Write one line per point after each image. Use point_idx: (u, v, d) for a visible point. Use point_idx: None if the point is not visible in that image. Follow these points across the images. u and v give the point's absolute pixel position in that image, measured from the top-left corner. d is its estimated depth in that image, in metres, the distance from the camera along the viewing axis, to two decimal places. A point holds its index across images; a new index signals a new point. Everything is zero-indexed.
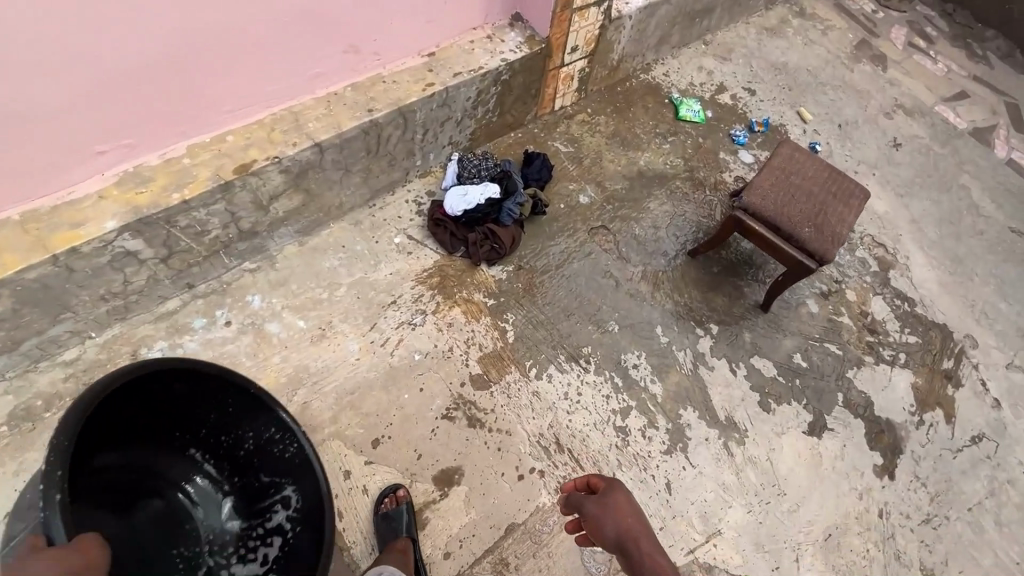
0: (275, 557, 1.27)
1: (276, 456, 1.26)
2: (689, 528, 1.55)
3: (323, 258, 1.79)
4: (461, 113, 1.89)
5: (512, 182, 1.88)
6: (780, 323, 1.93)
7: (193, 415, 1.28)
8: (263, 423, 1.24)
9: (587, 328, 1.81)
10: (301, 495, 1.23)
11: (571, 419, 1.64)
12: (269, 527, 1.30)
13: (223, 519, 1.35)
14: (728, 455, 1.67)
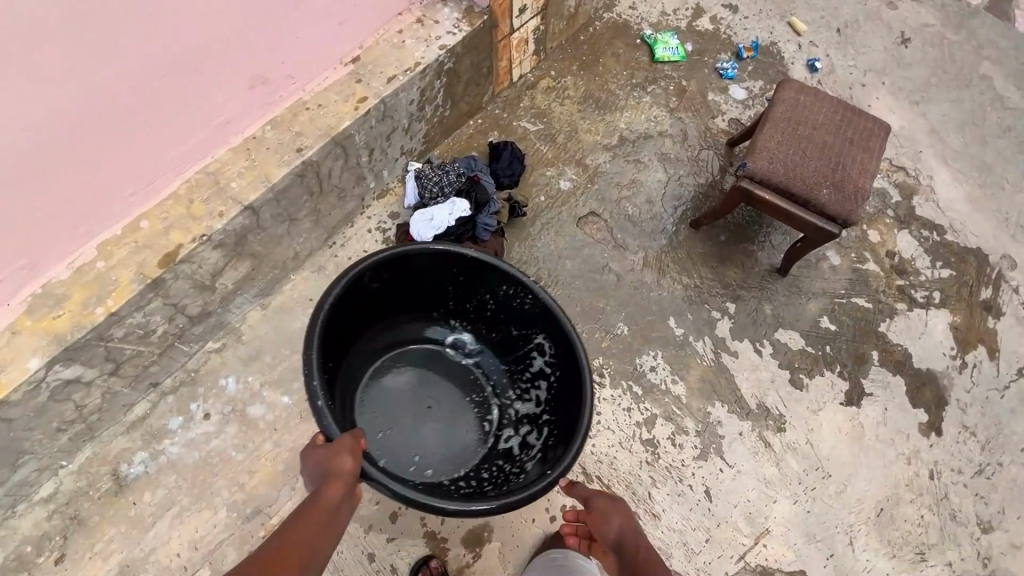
0: (545, 394, 1.50)
1: (518, 308, 1.48)
2: (736, 534, 1.47)
3: (293, 318, 1.61)
4: (406, 119, 1.61)
5: (484, 189, 1.64)
6: (801, 285, 1.75)
7: (435, 291, 1.54)
8: (493, 284, 1.47)
9: (595, 337, 1.65)
10: (549, 338, 1.45)
11: (595, 444, 1.53)
12: (530, 368, 1.55)
13: (487, 371, 1.62)
14: (766, 446, 1.56)
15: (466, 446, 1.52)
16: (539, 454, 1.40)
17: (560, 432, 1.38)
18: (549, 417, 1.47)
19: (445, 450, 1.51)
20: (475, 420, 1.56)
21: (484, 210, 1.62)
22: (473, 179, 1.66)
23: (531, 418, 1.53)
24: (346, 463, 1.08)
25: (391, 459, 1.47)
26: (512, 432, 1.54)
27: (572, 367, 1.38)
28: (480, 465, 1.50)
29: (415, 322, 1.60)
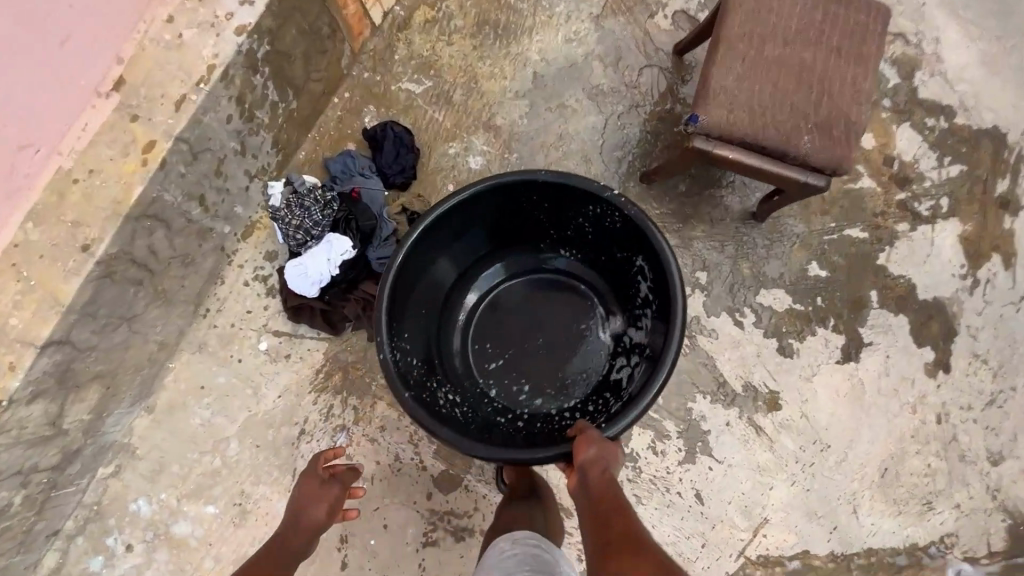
0: (650, 321, 1.30)
1: (613, 228, 1.30)
2: (733, 531, 1.37)
3: (188, 416, 1.33)
4: (232, 138, 1.17)
5: (368, 209, 1.26)
6: (783, 228, 1.44)
7: (526, 224, 1.39)
8: (578, 206, 1.30)
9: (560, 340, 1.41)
10: (648, 257, 1.25)
11: None
12: (633, 290, 1.35)
13: (599, 298, 1.44)
14: (757, 431, 1.39)
15: (576, 377, 1.40)
16: (631, 393, 1.23)
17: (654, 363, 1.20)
18: (649, 349, 1.27)
19: (548, 383, 1.41)
20: (585, 350, 1.42)
21: (375, 236, 1.25)
22: (351, 198, 1.28)
23: (641, 347, 1.32)
24: (322, 514, 1.04)
25: (505, 392, 1.41)
26: (624, 361, 1.36)
27: (667, 284, 1.19)
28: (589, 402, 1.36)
29: (520, 256, 1.46)
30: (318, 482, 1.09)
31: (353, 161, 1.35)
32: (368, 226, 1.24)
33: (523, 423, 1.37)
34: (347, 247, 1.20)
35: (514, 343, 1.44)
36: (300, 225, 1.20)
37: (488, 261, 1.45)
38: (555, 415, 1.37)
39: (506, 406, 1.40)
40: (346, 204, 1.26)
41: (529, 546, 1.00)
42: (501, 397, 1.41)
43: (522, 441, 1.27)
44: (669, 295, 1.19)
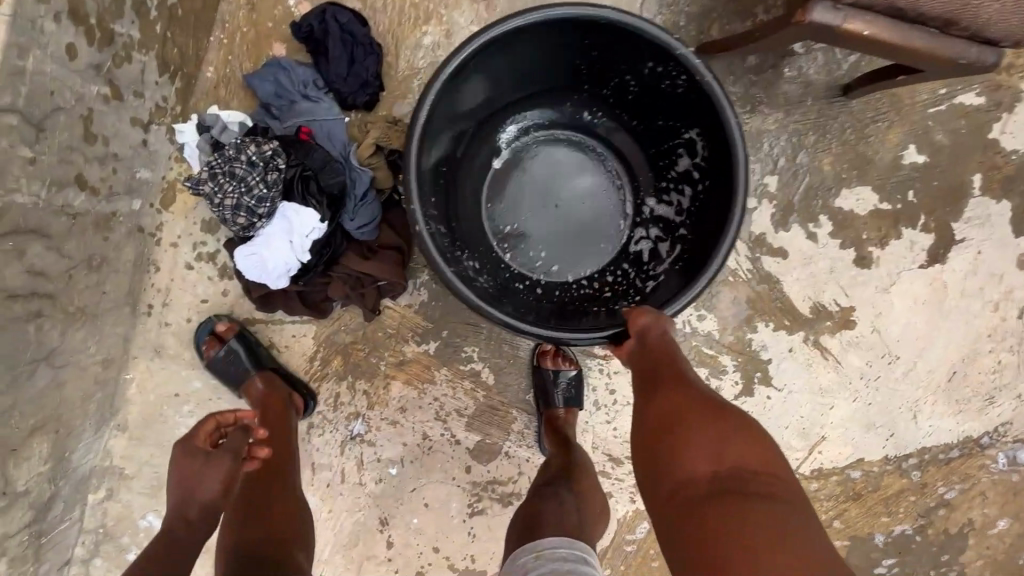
0: (690, 194, 1.00)
1: (669, 94, 0.93)
2: (788, 451, 1.30)
3: (171, 429, 1.12)
4: (91, 80, 0.74)
5: (329, 156, 0.88)
6: (874, 104, 1.11)
7: (554, 73, 0.98)
8: (637, 57, 0.90)
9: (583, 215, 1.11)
10: (699, 120, 0.91)
11: (617, 427, 1.22)
12: (670, 151, 1.02)
13: (621, 165, 1.12)
14: (822, 353, 1.23)
15: (592, 244, 1.11)
16: (666, 282, 0.99)
17: (700, 250, 0.94)
18: (687, 231, 1.01)
19: (561, 250, 1.11)
20: (605, 219, 1.12)
21: (347, 194, 0.89)
22: (300, 141, 0.88)
23: (670, 229, 1.05)
24: (217, 491, 0.76)
25: (521, 259, 1.10)
26: (644, 232, 1.10)
27: (724, 163, 0.88)
28: (609, 278, 1.09)
29: (541, 110, 1.07)
30: (200, 458, 0.78)
31: (289, 81, 0.93)
32: (335, 184, 0.87)
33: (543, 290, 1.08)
34: (314, 222, 0.85)
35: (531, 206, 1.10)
36: (238, 200, 0.82)
37: (509, 114, 1.05)
38: (575, 286, 1.10)
39: (518, 271, 1.09)
40: (296, 152, 0.87)
41: (559, 562, 0.83)
42: (515, 261, 1.10)
43: (547, 313, 1.01)
44: (726, 169, 0.88)
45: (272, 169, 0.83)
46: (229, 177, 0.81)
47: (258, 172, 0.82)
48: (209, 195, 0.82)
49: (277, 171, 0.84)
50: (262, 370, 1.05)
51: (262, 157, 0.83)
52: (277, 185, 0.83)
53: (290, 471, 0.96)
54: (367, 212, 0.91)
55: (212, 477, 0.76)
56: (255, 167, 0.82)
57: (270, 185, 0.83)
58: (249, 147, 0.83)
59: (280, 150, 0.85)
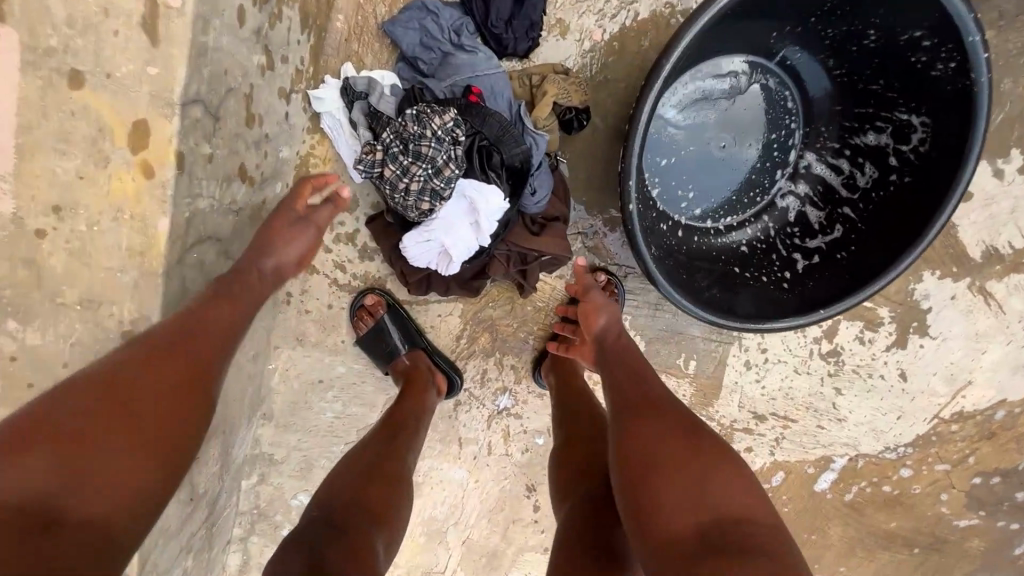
0: (873, 175, 0.89)
1: (919, 70, 0.79)
2: (931, 396, 1.26)
3: (316, 414, 1.08)
4: (252, 50, 0.70)
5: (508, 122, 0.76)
6: None
7: (783, 15, 0.84)
8: (909, 17, 0.76)
9: (744, 169, 0.97)
10: (940, 109, 0.79)
11: (765, 385, 1.18)
12: (866, 119, 0.89)
13: (803, 111, 0.95)
14: (986, 298, 1.16)
15: (736, 198, 0.98)
16: (818, 264, 0.91)
17: (869, 244, 0.86)
18: (850, 213, 0.91)
19: (706, 195, 0.97)
20: (758, 167, 0.97)
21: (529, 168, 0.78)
22: (475, 105, 0.76)
23: (829, 199, 0.94)
24: (292, 258, 0.77)
25: (667, 196, 0.95)
26: (793, 188, 0.97)
27: (946, 173, 0.79)
28: (751, 235, 0.98)
29: (742, 46, 0.89)
30: (291, 218, 0.78)
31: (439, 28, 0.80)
32: (519, 158, 0.77)
33: (684, 234, 0.95)
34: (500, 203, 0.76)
35: (692, 141, 0.94)
36: (423, 182, 0.73)
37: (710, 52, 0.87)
38: (715, 236, 0.98)
39: (664, 210, 0.94)
40: (474, 119, 0.75)
41: None
42: (661, 197, 0.95)
43: (690, 272, 0.91)
44: (942, 175, 0.79)
45: (456, 144, 0.74)
46: (413, 160, 0.72)
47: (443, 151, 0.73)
48: (392, 182, 0.74)
49: (460, 146, 0.74)
50: (413, 347, 1.00)
51: (443, 131, 0.73)
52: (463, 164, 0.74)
53: (414, 438, 0.87)
54: (541, 175, 0.84)
55: (296, 244, 0.78)
56: (438, 142, 0.72)
57: (457, 164, 0.73)
58: (428, 121, 0.72)
59: (459, 121, 0.74)
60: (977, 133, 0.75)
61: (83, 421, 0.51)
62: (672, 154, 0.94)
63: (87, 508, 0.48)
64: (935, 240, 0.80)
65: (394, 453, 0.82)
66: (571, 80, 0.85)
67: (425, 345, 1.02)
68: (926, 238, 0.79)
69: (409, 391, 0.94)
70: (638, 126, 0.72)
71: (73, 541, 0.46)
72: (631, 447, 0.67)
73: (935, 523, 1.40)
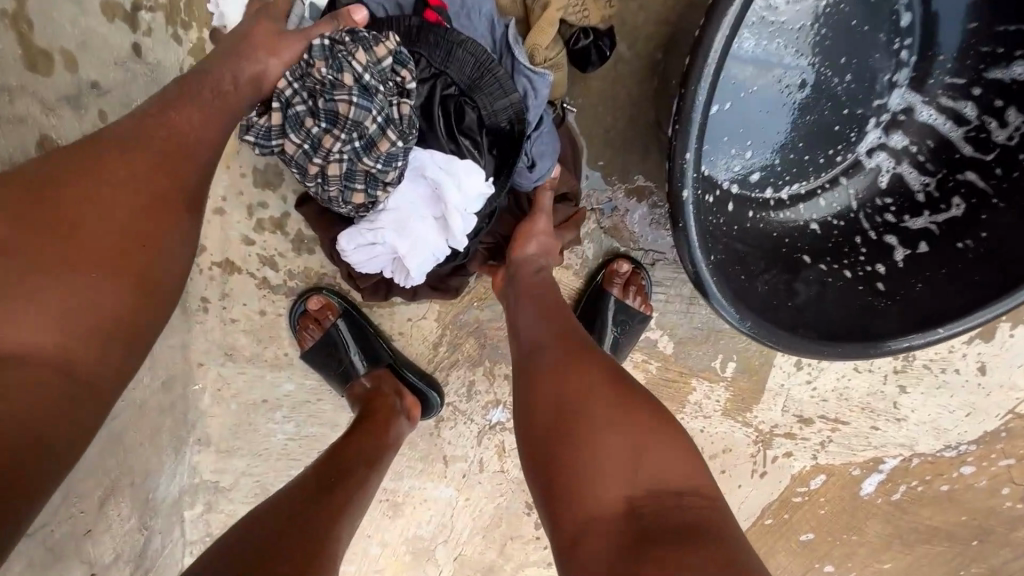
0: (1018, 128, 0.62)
1: None
2: (1010, 391, 1.05)
3: (264, 438, 0.86)
4: None
5: (486, 56, 0.54)
6: None
7: None
8: None
9: (827, 119, 0.68)
10: None
11: (817, 387, 0.97)
12: (1014, 43, 0.61)
13: (923, 29, 0.65)
14: None
15: (803, 160, 0.70)
16: (926, 253, 0.66)
17: (1007, 230, 0.62)
18: (972, 181, 0.65)
19: (765, 149, 0.68)
20: (841, 115, 0.68)
21: (515, 130, 0.57)
22: (438, 29, 0.54)
23: (942, 159, 0.67)
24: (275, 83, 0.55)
25: (717, 158, 0.67)
26: (890, 142, 0.69)
27: None
28: (827, 210, 0.71)
29: None
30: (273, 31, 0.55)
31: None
32: (501, 114, 0.56)
33: (737, 208, 0.69)
34: (480, 186, 0.56)
35: (757, 77, 0.64)
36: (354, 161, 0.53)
37: None
38: (775, 210, 0.71)
39: (708, 175, 0.67)
40: (434, 54, 0.54)
41: None
42: (708, 159, 0.67)
43: (747, 265, 0.66)
44: None
45: (403, 97, 0.53)
46: (336, 125, 0.52)
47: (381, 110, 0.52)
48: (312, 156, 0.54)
49: (409, 100, 0.53)
50: (375, 364, 0.78)
51: (383, 78, 0.52)
52: (412, 130, 0.53)
53: (369, 468, 0.66)
54: (546, 145, 0.61)
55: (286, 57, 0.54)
56: (370, 100, 0.52)
57: (399, 132, 0.53)
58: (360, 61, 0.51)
59: (408, 58, 0.53)
60: None
61: (42, 246, 0.42)
62: (727, 97, 0.64)
63: (55, 340, 0.40)
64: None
65: (341, 491, 0.60)
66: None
67: (390, 359, 0.79)
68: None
69: (367, 421, 0.72)
70: (706, 63, 0.47)
71: (59, 373, 0.40)
72: (539, 405, 0.52)
73: (987, 520, 1.23)
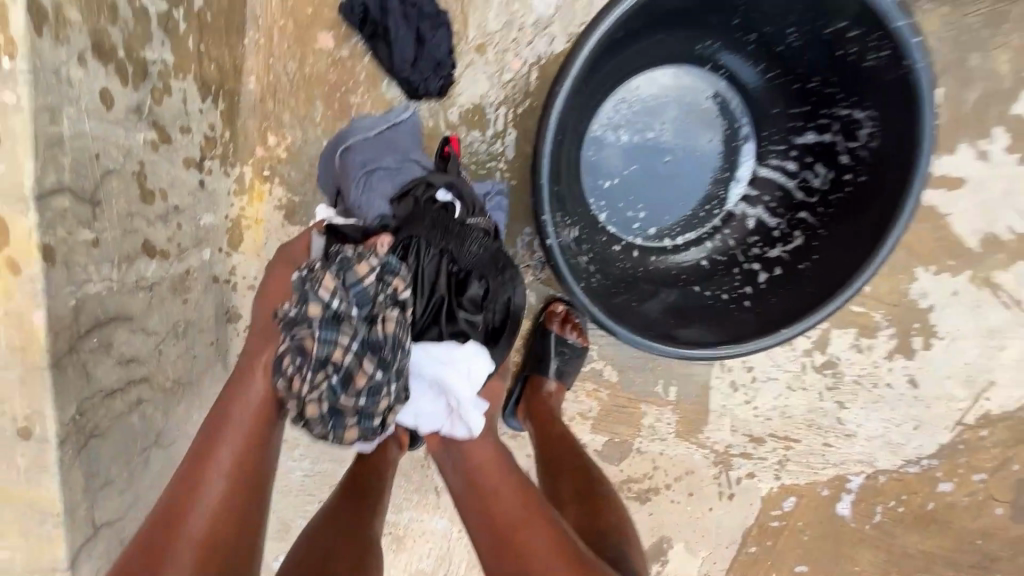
0: (829, 175, 0.81)
1: (848, 61, 0.72)
2: (950, 402, 1.15)
3: (285, 476, 1.04)
4: (132, 128, 0.63)
5: (484, 243, 0.72)
6: None
7: (704, 27, 0.79)
8: (827, 11, 0.69)
9: (697, 186, 0.91)
10: (880, 101, 0.71)
11: (758, 407, 1.10)
12: (806, 119, 0.82)
13: (752, 115, 0.88)
14: (993, 292, 1.06)
15: (690, 215, 0.92)
16: (780, 276, 0.83)
17: (832, 252, 0.78)
18: (812, 215, 0.83)
19: (657, 213, 0.91)
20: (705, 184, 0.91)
21: (511, 309, 0.73)
22: (439, 217, 0.71)
23: (793, 202, 0.86)
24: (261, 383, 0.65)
25: (618, 218, 0.90)
26: (756, 196, 0.90)
27: (897, 164, 0.70)
28: (712, 249, 0.91)
29: (666, 66, 0.86)
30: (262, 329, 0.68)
31: (325, 104, 0.89)
32: (502, 291, 0.72)
33: (642, 253, 0.91)
34: (484, 366, 0.69)
35: (633, 163, 0.89)
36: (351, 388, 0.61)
37: (625, 74, 0.84)
38: (673, 253, 0.92)
39: (614, 232, 0.90)
40: (431, 237, 0.69)
41: None
42: (612, 221, 0.90)
43: (641, 296, 0.85)
44: (892, 167, 0.71)
45: (393, 307, 0.62)
46: (323, 365, 0.60)
47: (367, 336, 0.61)
48: (303, 393, 0.61)
49: (396, 311, 0.62)
50: None
51: (368, 302, 0.61)
52: (397, 342, 0.61)
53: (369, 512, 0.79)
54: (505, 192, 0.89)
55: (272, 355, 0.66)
56: (342, 334, 0.59)
57: (382, 350, 0.61)
58: (341, 302, 0.59)
59: (395, 266, 0.63)
60: (925, 122, 0.66)
61: None
62: (616, 177, 0.89)
63: None
64: (892, 252, 0.71)
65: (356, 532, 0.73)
66: (466, 97, 0.89)
67: None
68: (880, 255, 0.70)
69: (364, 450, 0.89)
70: (544, 153, 0.68)
71: None
72: None
73: (985, 544, 1.25)
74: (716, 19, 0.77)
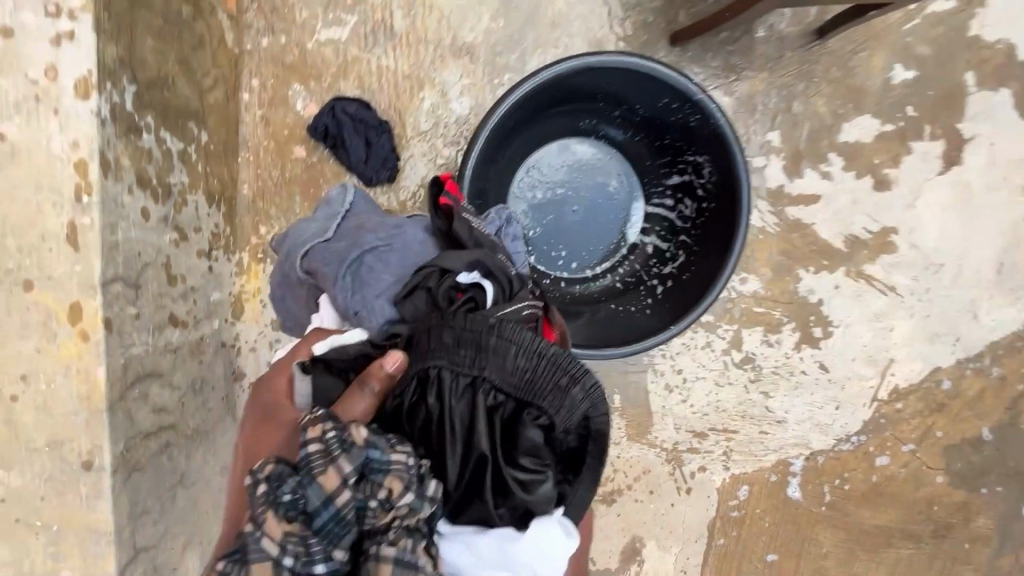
0: (694, 206, 1.05)
1: (682, 124, 0.98)
2: (861, 382, 1.32)
3: None
4: (160, 233, 0.86)
5: (524, 354, 0.62)
6: (844, 49, 1.19)
7: (579, 110, 1.06)
8: (655, 91, 0.96)
9: (604, 225, 1.13)
10: (710, 150, 0.96)
11: (693, 404, 1.29)
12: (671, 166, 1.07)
13: (635, 168, 1.13)
14: (868, 281, 1.27)
15: (604, 250, 1.14)
16: (671, 288, 1.05)
17: (703, 264, 1.00)
18: (689, 240, 1.06)
19: (576, 251, 1.13)
20: (612, 223, 1.13)
21: (589, 427, 0.66)
22: (463, 330, 0.63)
23: (676, 230, 1.09)
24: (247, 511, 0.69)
25: (543, 257, 1.13)
26: (649, 228, 1.13)
27: (729, 195, 0.94)
28: (623, 274, 1.13)
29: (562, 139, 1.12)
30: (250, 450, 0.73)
31: (303, 198, 1.13)
32: (573, 414, 0.63)
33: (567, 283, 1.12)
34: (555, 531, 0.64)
35: (550, 214, 1.12)
36: None
37: (529, 149, 1.09)
38: (593, 281, 1.13)
39: (543, 269, 1.12)
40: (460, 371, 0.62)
41: None
42: (540, 261, 1.12)
43: (567, 316, 1.06)
44: (728, 199, 0.95)
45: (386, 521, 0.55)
46: None
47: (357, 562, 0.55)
48: None
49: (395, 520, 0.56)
50: None
51: (347, 528, 0.54)
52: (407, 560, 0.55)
53: None
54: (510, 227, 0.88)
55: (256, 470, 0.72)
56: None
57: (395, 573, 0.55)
58: (295, 554, 0.53)
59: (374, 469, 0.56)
60: (738, 162, 0.91)
61: None
62: (539, 228, 1.12)
63: None
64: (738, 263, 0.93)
65: None
66: (413, 180, 1.14)
67: None
68: (727, 268, 0.93)
69: None
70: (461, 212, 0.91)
71: None
72: None
73: (935, 511, 1.36)
74: (586, 104, 1.04)
